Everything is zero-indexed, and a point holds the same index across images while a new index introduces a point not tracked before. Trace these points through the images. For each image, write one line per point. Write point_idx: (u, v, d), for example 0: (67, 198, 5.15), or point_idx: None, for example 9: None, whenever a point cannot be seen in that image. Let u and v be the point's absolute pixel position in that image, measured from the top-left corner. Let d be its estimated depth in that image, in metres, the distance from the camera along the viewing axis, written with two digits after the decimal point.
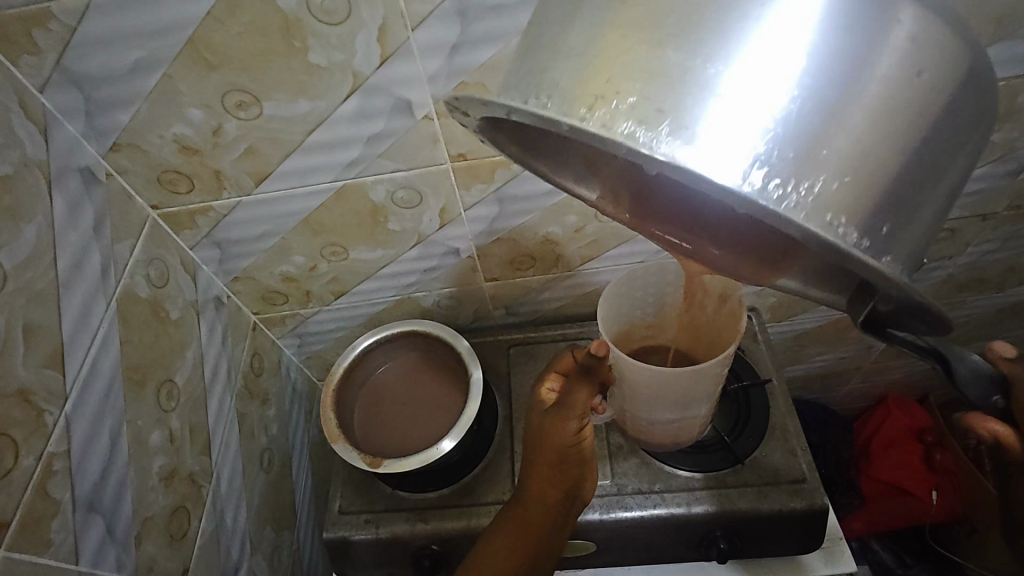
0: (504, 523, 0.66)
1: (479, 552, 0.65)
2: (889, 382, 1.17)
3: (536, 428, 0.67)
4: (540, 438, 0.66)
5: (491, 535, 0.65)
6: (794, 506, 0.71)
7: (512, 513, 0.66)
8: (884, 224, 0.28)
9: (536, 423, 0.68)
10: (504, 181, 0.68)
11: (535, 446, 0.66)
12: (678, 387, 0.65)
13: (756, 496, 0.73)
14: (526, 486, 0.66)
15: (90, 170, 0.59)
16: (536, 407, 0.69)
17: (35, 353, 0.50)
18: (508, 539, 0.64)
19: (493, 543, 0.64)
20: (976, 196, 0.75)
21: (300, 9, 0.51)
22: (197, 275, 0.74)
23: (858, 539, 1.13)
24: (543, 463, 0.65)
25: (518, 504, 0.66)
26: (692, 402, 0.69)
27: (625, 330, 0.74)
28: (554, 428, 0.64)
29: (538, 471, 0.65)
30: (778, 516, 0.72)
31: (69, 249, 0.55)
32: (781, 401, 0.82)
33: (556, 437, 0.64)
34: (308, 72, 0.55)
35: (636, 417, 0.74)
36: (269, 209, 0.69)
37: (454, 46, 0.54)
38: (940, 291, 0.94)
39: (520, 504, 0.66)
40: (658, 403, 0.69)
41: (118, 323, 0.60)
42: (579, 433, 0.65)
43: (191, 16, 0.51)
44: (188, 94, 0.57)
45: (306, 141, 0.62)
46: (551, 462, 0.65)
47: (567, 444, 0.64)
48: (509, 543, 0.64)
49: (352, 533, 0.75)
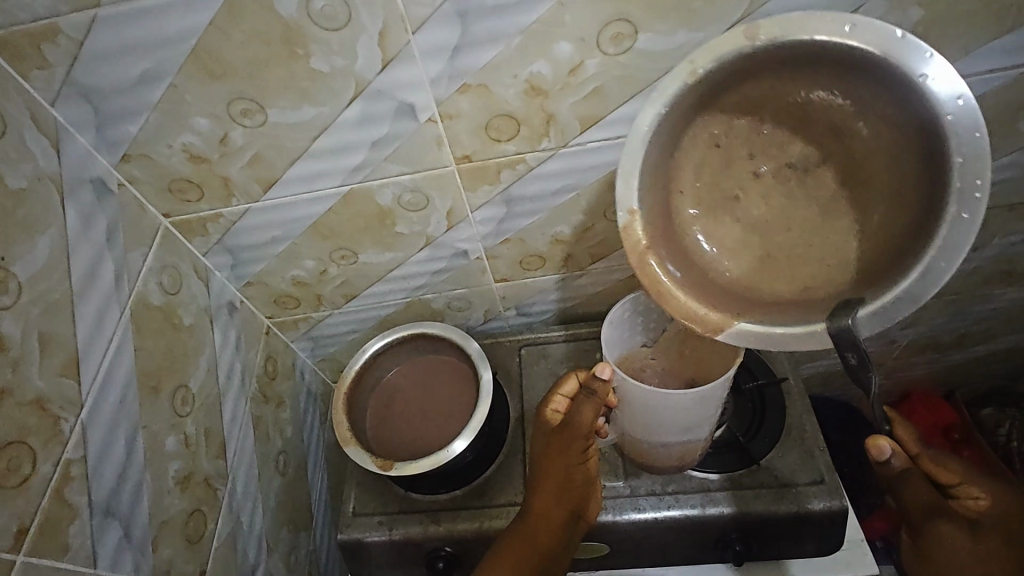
0: (512, 535, 0.65)
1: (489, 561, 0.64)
2: (910, 378, 1.20)
3: (541, 447, 0.67)
4: (547, 457, 0.66)
5: (501, 545, 0.65)
6: (811, 506, 0.70)
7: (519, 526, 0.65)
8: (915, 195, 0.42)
9: (541, 444, 0.67)
10: (510, 181, 0.68)
11: (542, 467, 0.66)
12: (679, 404, 0.62)
13: (774, 497, 0.71)
14: (533, 499, 0.66)
15: (101, 181, 0.60)
16: (543, 427, 0.67)
17: (51, 361, 0.51)
18: (517, 546, 0.63)
19: (501, 553, 0.64)
20: (1000, 185, 0.75)
21: (300, 17, 0.51)
22: (210, 281, 0.75)
23: (882, 538, 1.10)
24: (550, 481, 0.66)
25: (525, 516, 0.66)
26: (698, 419, 0.65)
27: (624, 354, 0.71)
28: (561, 451, 0.65)
29: (543, 490, 0.65)
30: (797, 517, 0.70)
31: (83, 259, 0.56)
32: (797, 400, 0.80)
33: (563, 459, 0.65)
34: (311, 79, 0.56)
35: (643, 438, 0.70)
36: (278, 214, 0.70)
37: (454, 49, 0.54)
38: (966, 284, 0.94)
39: (527, 518, 0.65)
40: (664, 429, 0.66)
41: (132, 331, 0.61)
42: (584, 457, 0.65)
43: (192, 27, 0.51)
44: (194, 103, 0.57)
45: (312, 147, 0.62)
46: (559, 483, 0.65)
47: (573, 467, 0.65)
48: (516, 552, 0.63)
49: (366, 534, 0.76)
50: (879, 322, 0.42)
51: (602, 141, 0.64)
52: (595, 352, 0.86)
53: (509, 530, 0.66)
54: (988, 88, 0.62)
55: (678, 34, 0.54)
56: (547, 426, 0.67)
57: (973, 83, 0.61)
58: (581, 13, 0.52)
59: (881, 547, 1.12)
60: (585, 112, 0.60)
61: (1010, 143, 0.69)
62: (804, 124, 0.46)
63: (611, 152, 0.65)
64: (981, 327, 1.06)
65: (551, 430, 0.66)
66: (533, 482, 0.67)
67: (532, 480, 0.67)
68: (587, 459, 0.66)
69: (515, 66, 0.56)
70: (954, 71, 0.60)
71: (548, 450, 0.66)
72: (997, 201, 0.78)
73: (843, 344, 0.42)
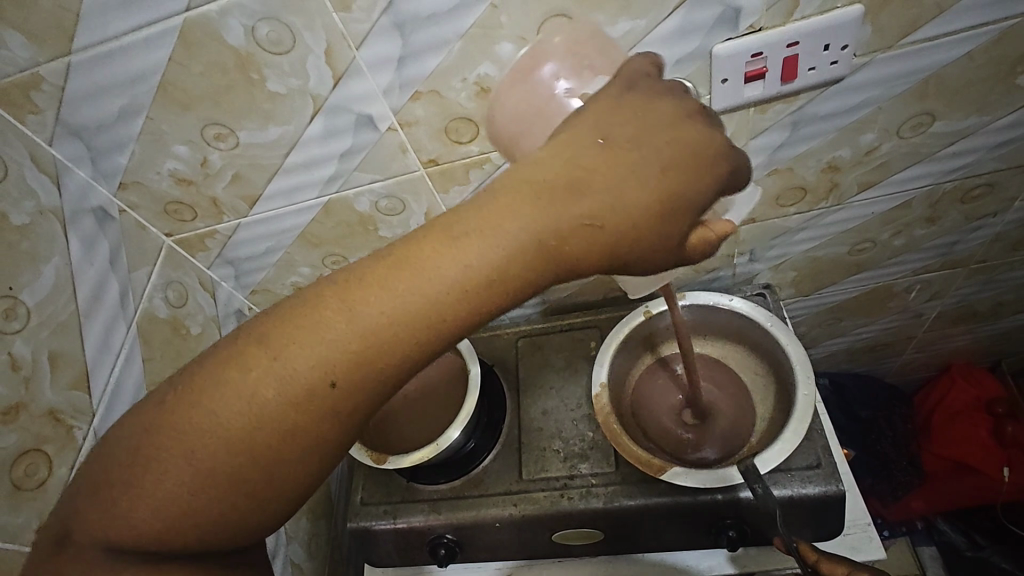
0: (174, 438, 0.34)
1: (86, 471, 0.36)
2: (948, 351, 1.15)
3: (585, 140, 0.36)
4: (431, 241, 0.35)
5: (148, 458, 0.34)
6: (742, 495, 0.69)
7: (182, 446, 0.34)
8: (769, 431, 0.72)
9: (578, 125, 0.37)
10: (480, 181, 0.69)
11: (351, 326, 0.34)
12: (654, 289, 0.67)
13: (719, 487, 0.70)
14: (252, 392, 0.34)
15: (102, 210, 0.65)
16: (637, 140, 0.36)
17: (62, 377, 0.57)
18: (185, 477, 0.34)
19: (138, 413, 0.36)
20: (1011, 144, 0.70)
21: (250, 45, 0.54)
22: (216, 292, 0.80)
23: (923, 519, 1.17)
24: (353, 338, 0.34)
25: (239, 395, 0.34)
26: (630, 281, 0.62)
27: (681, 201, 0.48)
28: (492, 237, 0.35)
29: (300, 365, 0.34)
30: (749, 503, 0.69)
31: (89, 283, 0.62)
32: (747, 365, 0.80)
33: (438, 291, 0.34)
34: (271, 101, 0.59)
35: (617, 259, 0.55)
36: (267, 227, 0.74)
37: (399, 60, 0.56)
38: (992, 251, 0.88)
39: (198, 408, 0.34)
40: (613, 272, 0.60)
41: (139, 344, 0.67)
42: (601, 241, 0.36)
43: (157, 63, 0.55)
44: (171, 131, 0.61)
45: (285, 163, 0.65)
46: (311, 387, 0.34)
47: (454, 310, 0.35)
48: (181, 495, 0.34)
49: (373, 522, 0.78)
50: (766, 463, 0.66)
51: None
52: (590, 341, 0.88)
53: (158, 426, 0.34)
54: (975, 45, 0.58)
55: (620, 24, 0.54)
56: (646, 142, 0.36)
57: (956, 41, 0.58)
58: (516, 12, 0.52)
59: (921, 529, 1.18)
60: None
61: (1013, 99, 0.65)
62: (701, 378, 0.79)
63: None
64: (1019, 293, 0.99)
65: (640, 151, 0.36)
66: (297, 338, 0.34)
67: (302, 300, 0.36)
68: (611, 262, 0.36)
69: (462, 71, 0.57)
70: (930, 31, 0.56)
71: (580, 164, 0.35)
72: (1009, 162, 0.73)
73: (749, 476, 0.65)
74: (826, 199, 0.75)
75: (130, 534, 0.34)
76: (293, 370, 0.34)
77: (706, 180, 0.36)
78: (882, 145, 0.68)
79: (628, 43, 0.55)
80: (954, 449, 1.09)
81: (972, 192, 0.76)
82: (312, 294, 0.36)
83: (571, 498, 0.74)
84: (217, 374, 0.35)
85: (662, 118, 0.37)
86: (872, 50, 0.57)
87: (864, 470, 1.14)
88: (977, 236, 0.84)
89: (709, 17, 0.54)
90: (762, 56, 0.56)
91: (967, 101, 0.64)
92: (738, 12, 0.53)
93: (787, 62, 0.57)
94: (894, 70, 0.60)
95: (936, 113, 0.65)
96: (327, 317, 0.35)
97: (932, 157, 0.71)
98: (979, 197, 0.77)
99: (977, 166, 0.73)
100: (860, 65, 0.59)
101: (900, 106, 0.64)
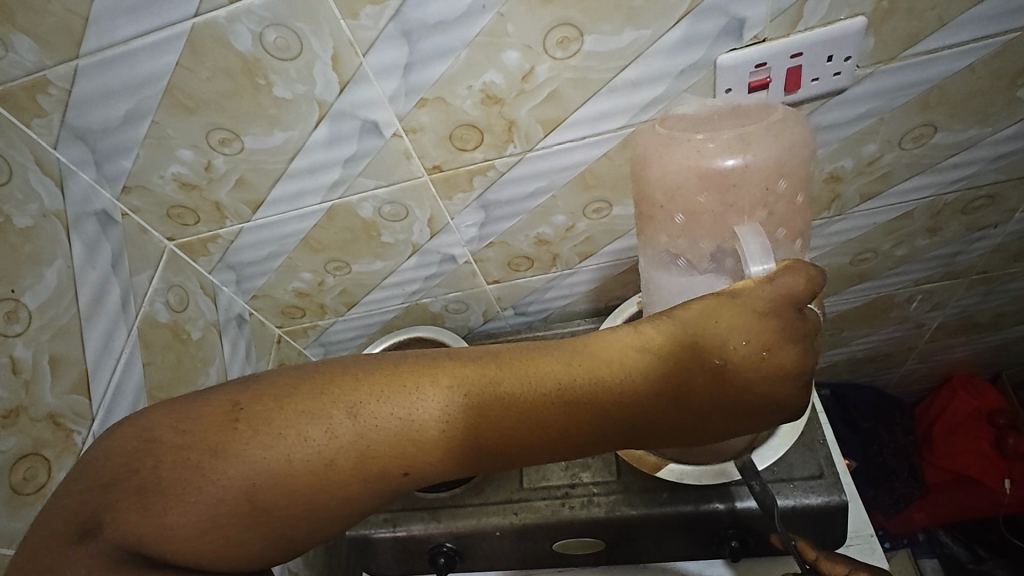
0: (233, 471, 0.34)
1: (121, 449, 0.35)
2: (949, 362, 1.15)
3: (699, 362, 0.36)
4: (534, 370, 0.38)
5: (203, 478, 0.34)
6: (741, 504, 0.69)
7: (246, 479, 0.34)
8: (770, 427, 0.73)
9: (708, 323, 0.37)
10: (484, 187, 0.69)
11: (449, 440, 0.37)
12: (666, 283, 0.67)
13: (718, 495, 0.70)
14: (333, 460, 0.35)
15: (105, 213, 0.65)
16: (742, 375, 0.36)
17: (62, 381, 0.56)
18: (226, 501, 0.34)
19: (199, 419, 0.35)
20: (1013, 156, 0.71)
21: (257, 50, 0.54)
22: (217, 296, 0.80)
23: (924, 530, 1.15)
24: (444, 454, 0.37)
25: (310, 457, 0.35)
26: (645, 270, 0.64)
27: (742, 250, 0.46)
28: (586, 373, 0.37)
29: (389, 455, 0.36)
30: (748, 512, 0.69)
31: (90, 286, 0.62)
32: None
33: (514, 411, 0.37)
34: (277, 106, 0.59)
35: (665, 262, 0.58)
36: (269, 232, 0.74)
37: (406, 66, 0.56)
38: (993, 261, 0.88)
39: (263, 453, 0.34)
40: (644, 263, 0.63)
41: (140, 348, 0.67)
42: (671, 417, 0.37)
43: (163, 68, 0.56)
44: (176, 136, 0.61)
45: (289, 168, 0.65)
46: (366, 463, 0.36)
47: (530, 447, 0.37)
48: (225, 522, 0.34)
49: (373, 531, 0.77)
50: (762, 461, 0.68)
51: (567, 142, 0.64)
52: None
53: (220, 449, 0.34)
54: (976, 58, 0.59)
55: (625, 33, 0.54)
56: (749, 385, 0.36)
57: (957, 54, 0.58)
58: (523, 22, 0.53)
59: (923, 541, 1.16)
60: (544, 117, 0.61)
61: (1014, 112, 0.65)
62: None
63: (578, 152, 0.65)
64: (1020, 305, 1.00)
65: (744, 384, 0.36)
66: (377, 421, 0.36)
67: (405, 386, 0.37)
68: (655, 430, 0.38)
69: (468, 78, 0.57)
70: (932, 43, 0.57)
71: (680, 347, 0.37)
72: (1011, 173, 0.73)
73: (748, 474, 0.66)
74: (828, 209, 0.75)
75: (160, 536, 0.33)
76: (381, 458, 0.36)
77: (778, 419, 0.39)
78: (885, 156, 0.68)
79: (633, 52, 0.56)
80: (955, 461, 1.09)
81: (974, 203, 0.76)
82: (419, 384, 0.37)
83: (572, 506, 0.74)
84: (304, 429, 0.35)
85: (785, 365, 0.36)
86: (875, 61, 0.58)
87: (866, 481, 1.13)
88: (979, 247, 0.85)
89: (713, 27, 0.54)
90: (766, 65, 0.57)
91: (969, 113, 0.64)
92: (742, 22, 0.54)
93: (791, 72, 0.57)
94: (896, 82, 0.60)
95: (938, 124, 0.65)
96: (426, 424, 0.37)
97: (934, 168, 0.71)
98: (981, 208, 0.78)
99: (979, 176, 0.73)
100: (862, 76, 0.59)
101: (902, 117, 0.64)
